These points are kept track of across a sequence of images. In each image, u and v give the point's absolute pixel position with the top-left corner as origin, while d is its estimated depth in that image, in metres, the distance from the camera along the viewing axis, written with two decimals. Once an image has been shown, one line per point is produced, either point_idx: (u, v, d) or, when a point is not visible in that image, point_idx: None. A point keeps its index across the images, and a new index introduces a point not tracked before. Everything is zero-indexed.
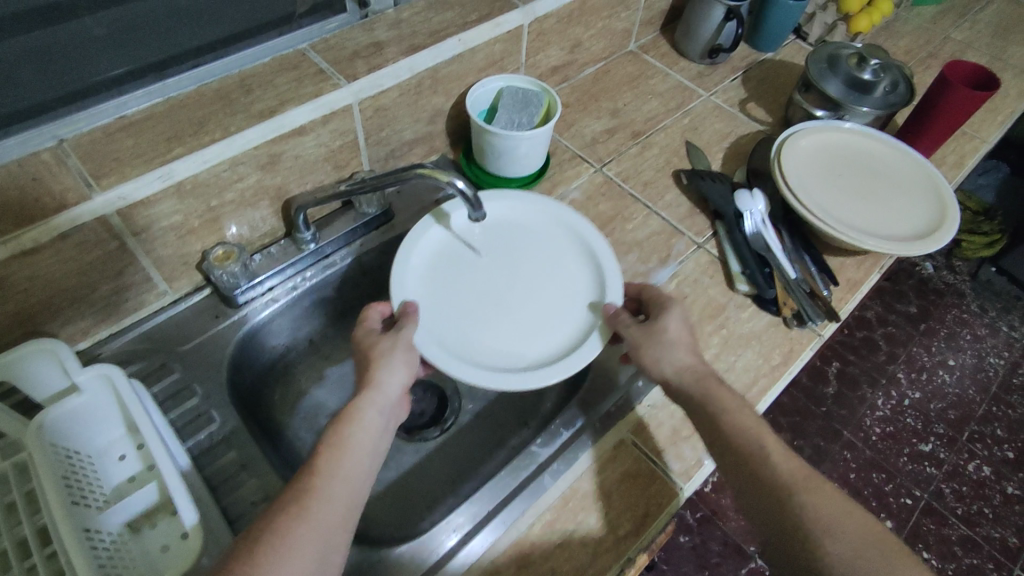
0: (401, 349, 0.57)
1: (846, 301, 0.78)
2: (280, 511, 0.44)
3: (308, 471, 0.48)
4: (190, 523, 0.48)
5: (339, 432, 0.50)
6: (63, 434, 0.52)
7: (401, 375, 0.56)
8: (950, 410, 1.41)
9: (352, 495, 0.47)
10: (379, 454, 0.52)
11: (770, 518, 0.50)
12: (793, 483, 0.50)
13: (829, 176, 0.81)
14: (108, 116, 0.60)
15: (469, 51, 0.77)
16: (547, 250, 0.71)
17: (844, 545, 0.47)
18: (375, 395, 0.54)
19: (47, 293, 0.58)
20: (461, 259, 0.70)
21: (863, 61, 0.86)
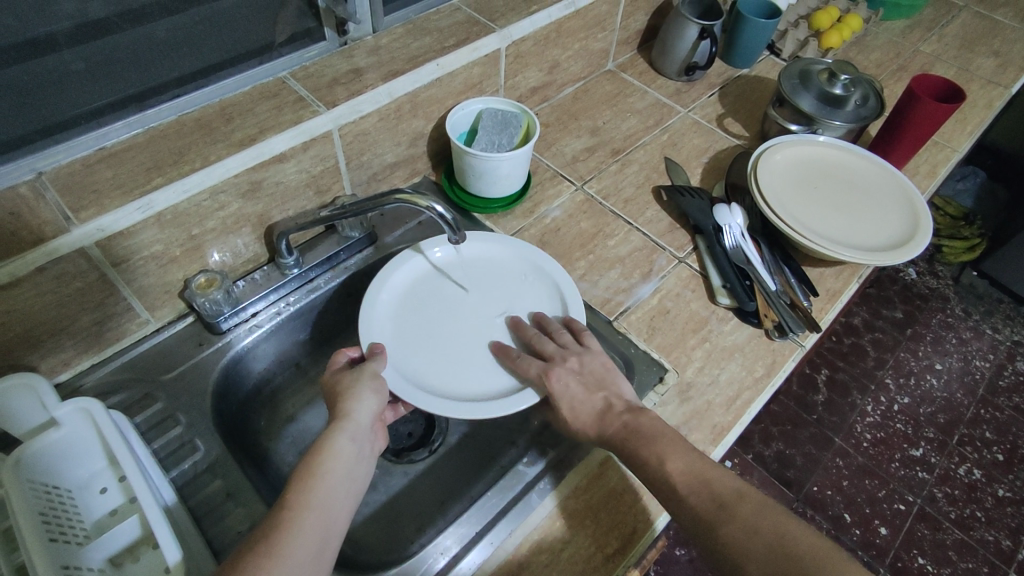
0: (367, 379, 0.58)
1: (827, 311, 0.79)
2: (253, 545, 0.44)
3: (282, 504, 0.47)
4: (173, 561, 0.47)
5: (313, 463, 0.51)
6: (42, 470, 0.52)
7: (371, 401, 0.57)
8: (939, 413, 1.42)
9: (325, 526, 0.47)
10: (355, 482, 0.52)
11: (704, 552, 0.51)
12: (708, 515, 0.50)
13: (804, 190, 0.83)
14: (87, 148, 0.61)
15: (448, 75, 0.78)
16: (517, 288, 0.74)
17: (762, 561, 0.46)
18: (347, 424, 0.54)
19: (27, 326, 0.58)
20: (433, 296, 0.72)
21: (834, 76, 0.87)
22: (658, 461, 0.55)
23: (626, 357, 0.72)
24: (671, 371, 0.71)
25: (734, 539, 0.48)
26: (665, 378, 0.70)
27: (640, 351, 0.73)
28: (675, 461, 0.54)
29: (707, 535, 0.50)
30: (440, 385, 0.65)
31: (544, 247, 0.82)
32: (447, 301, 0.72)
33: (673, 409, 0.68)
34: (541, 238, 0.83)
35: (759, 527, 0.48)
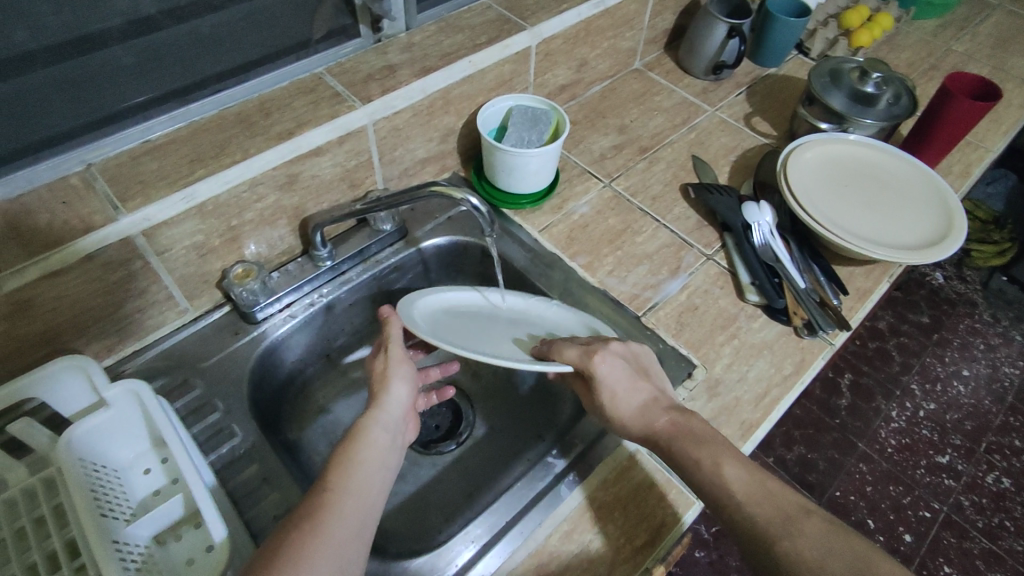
0: (397, 368, 0.59)
1: (857, 310, 0.78)
2: (295, 527, 0.45)
3: (322, 488, 0.49)
4: (219, 537, 0.49)
5: (350, 448, 0.52)
6: (89, 450, 0.54)
7: (403, 392, 0.59)
8: (966, 421, 1.40)
9: (364, 509, 0.48)
10: (390, 469, 0.53)
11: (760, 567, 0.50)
12: (772, 529, 0.49)
13: (837, 188, 0.82)
14: (132, 142, 0.62)
15: (479, 72, 0.79)
16: (551, 315, 0.72)
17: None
18: (381, 413, 0.56)
19: (74, 312, 0.60)
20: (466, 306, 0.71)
21: (865, 74, 0.87)
22: (688, 451, 0.55)
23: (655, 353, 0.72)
24: (699, 367, 0.71)
25: (799, 553, 0.48)
26: (694, 374, 0.71)
27: (669, 347, 0.73)
28: (706, 452, 0.55)
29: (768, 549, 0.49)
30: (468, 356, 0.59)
31: (572, 243, 0.83)
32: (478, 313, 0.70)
33: (701, 405, 0.68)
34: (570, 234, 0.84)
35: (828, 545, 0.48)
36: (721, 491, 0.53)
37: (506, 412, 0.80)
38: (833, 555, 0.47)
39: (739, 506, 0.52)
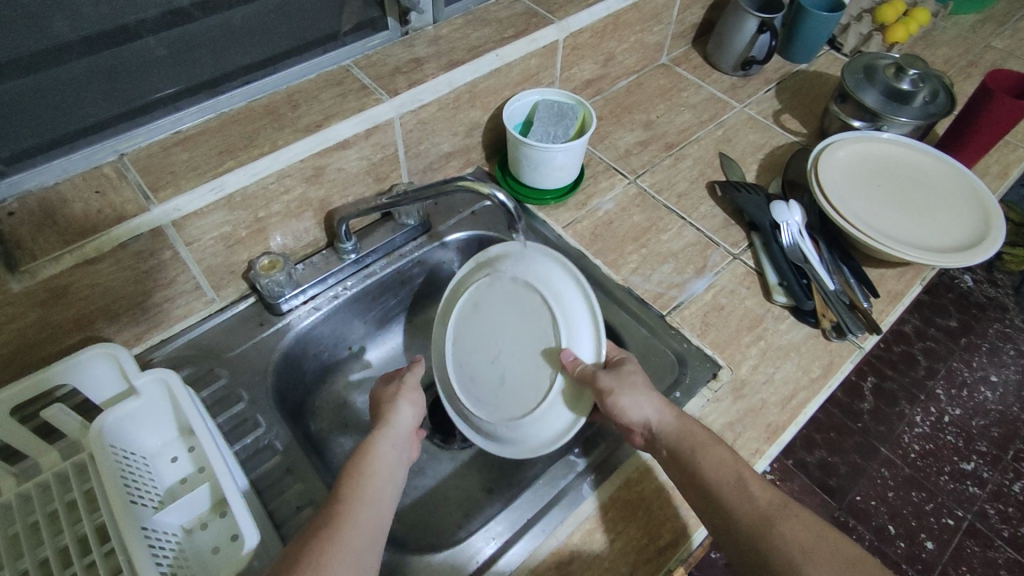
0: (405, 392, 0.60)
1: (888, 314, 0.76)
2: (313, 535, 0.45)
3: (335, 497, 0.49)
4: (249, 546, 0.48)
5: (361, 461, 0.52)
6: (120, 437, 0.55)
7: (410, 412, 0.59)
8: (993, 427, 1.35)
9: (378, 518, 0.48)
10: (400, 482, 0.53)
11: (763, 558, 0.48)
12: (768, 511, 0.50)
13: (870, 188, 0.80)
14: (164, 132, 0.63)
15: (506, 66, 0.79)
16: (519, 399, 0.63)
17: (826, 567, 0.45)
18: (389, 430, 0.56)
19: (107, 299, 0.61)
20: (457, 339, 0.68)
21: (901, 71, 0.84)
22: (702, 448, 0.55)
23: (679, 353, 0.71)
24: (725, 368, 0.70)
25: (794, 539, 0.48)
26: (719, 375, 0.70)
27: (693, 347, 0.72)
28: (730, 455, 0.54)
29: (762, 533, 0.49)
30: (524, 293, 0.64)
31: (597, 240, 0.82)
32: (466, 344, 0.67)
33: (726, 406, 0.68)
34: (594, 230, 0.83)
35: (821, 534, 0.48)
36: (734, 486, 0.52)
37: None
38: (823, 549, 0.47)
39: (745, 488, 0.52)
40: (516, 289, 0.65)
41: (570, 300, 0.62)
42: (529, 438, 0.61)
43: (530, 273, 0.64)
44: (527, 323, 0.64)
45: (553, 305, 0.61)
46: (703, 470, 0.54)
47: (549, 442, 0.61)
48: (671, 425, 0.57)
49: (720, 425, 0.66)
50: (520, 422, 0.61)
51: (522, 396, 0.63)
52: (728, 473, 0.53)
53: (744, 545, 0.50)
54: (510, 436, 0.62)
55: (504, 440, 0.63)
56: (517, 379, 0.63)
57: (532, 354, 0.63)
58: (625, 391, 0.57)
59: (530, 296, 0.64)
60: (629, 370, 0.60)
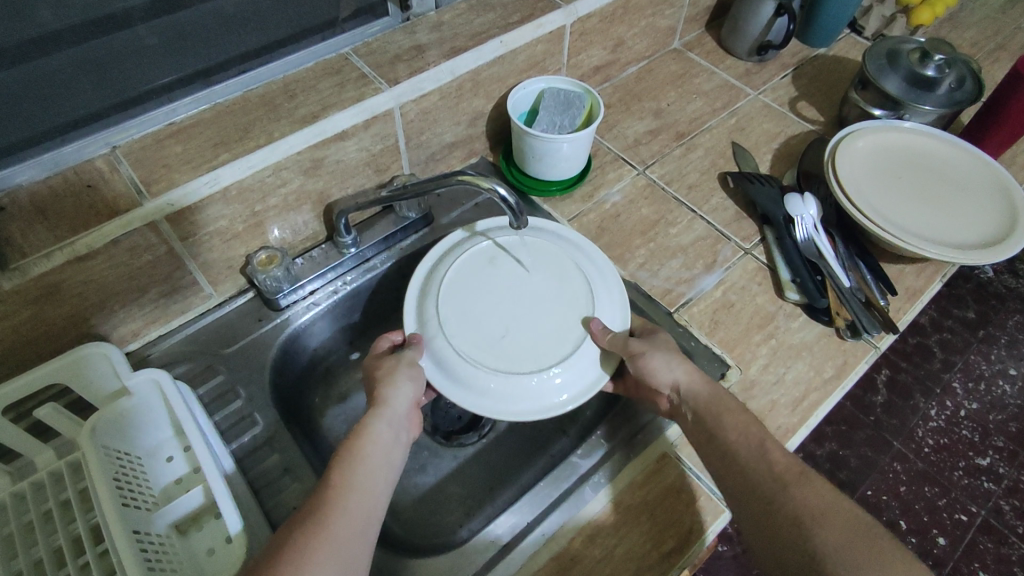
0: (404, 366, 0.56)
1: (905, 312, 0.74)
2: (298, 527, 0.44)
3: (326, 485, 0.47)
4: (235, 529, 0.48)
5: (353, 446, 0.50)
6: (114, 436, 0.54)
7: (408, 388, 0.56)
8: (1011, 422, 1.29)
9: (369, 511, 0.47)
10: (394, 466, 0.51)
11: (773, 517, 0.47)
12: (784, 475, 0.48)
13: (889, 179, 0.77)
14: (157, 124, 0.61)
15: (511, 53, 0.76)
16: (526, 354, 0.58)
17: (837, 531, 0.44)
18: (385, 409, 0.54)
19: (100, 296, 0.59)
20: (461, 279, 0.63)
21: (926, 56, 0.81)
22: (726, 414, 0.53)
23: (686, 350, 0.69)
24: (734, 368, 0.68)
25: (805, 503, 0.46)
26: (727, 375, 0.68)
27: (701, 345, 0.70)
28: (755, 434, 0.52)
29: (776, 495, 0.47)
30: (552, 258, 0.65)
31: (603, 233, 0.80)
32: (473, 287, 0.62)
33: None
34: (601, 223, 0.81)
35: (837, 502, 0.46)
36: (753, 453, 0.50)
37: None
38: (835, 515, 0.45)
39: (764, 452, 0.50)
40: (548, 254, 0.65)
41: (601, 274, 0.64)
42: (525, 395, 0.57)
43: (559, 245, 0.66)
44: (548, 282, 0.63)
45: (584, 270, 0.64)
46: (723, 434, 0.53)
47: (551, 405, 0.57)
48: (702, 385, 0.56)
49: None
50: (538, 372, 0.57)
51: (529, 352, 0.58)
52: (752, 438, 0.51)
53: (755, 504, 0.48)
54: (504, 386, 0.56)
55: (491, 390, 0.56)
56: (530, 332, 0.59)
57: (548, 314, 0.60)
58: (656, 352, 0.58)
59: (560, 261, 0.64)
60: (659, 336, 0.61)
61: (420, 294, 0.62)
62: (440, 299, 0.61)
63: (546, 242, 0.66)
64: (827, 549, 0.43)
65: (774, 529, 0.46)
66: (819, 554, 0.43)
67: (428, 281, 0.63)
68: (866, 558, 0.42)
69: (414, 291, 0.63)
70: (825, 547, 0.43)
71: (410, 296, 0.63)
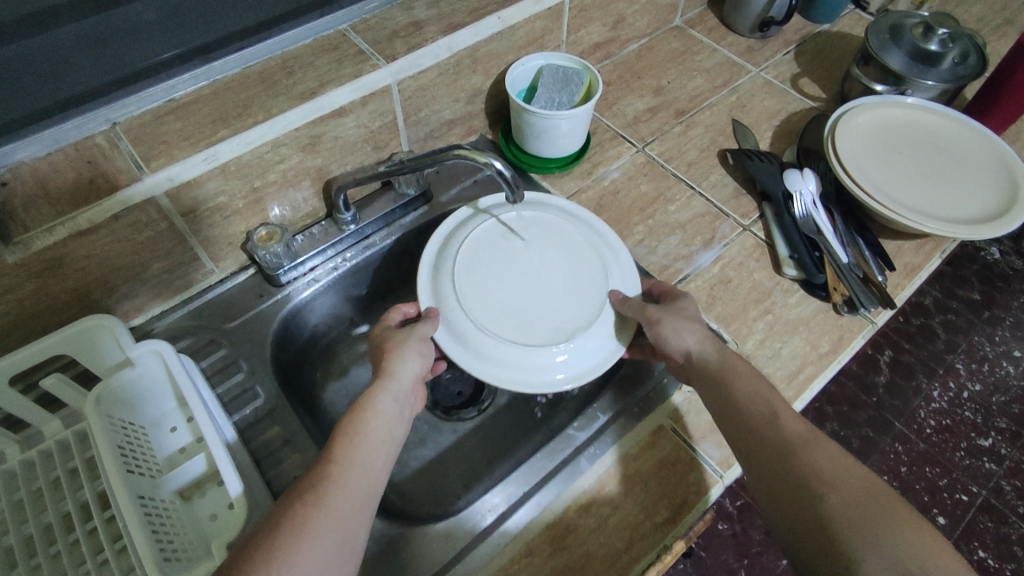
0: (415, 340, 0.56)
1: (903, 288, 0.74)
2: (297, 499, 0.43)
3: (327, 458, 0.47)
4: (236, 493, 0.49)
5: (357, 420, 0.50)
6: (119, 406, 0.55)
7: (416, 364, 0.56)
8: (1015, 404, 1.28)
9: (370, 483, 0.47)
10: (396, 441, 0.52)
11: (780, 479, 0.46)
12: (795, 441, 0.47)
13: (895, 155, 0.77)
14: (155, 100, 0.59)
15: (509, 29, 0.76)
16: (543, 326, 0.59)
17: (848, 495, 0.43)
18: (391, 382, 0.54)
19: (103, 271, 0.60)
20: (476, 250, 0.63)
21: (930, 30, 0.80)
22: (745, 383, 0.53)
23: None
24: (729, 343, 0.69)
25: (816, 466, 0.45)
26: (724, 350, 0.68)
27: None
28: (763, 403, 0.51)
29: (786, 459, 0.46)
30: (568, 230, 0.65)
31: (602, 210, 0.80)
32: (488, 259, 0.62)
33: None
34: (599, 200, 0.81)
35: (848, 466, 0.45)
36: (765, 419, 0.50)
37: None
38: (846, 479, 0.44)
39: (776, 418, 0.49)
40: (565, 231, 0.65)
41: (614, 247, 0.65)
42: (537, 366, 0.57)
43: (573, 219, 0.67)
44: (563, 253, 0.63)
45: (599, 244, 0.65)
46: (736, 401, 0.52)
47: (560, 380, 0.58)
48: (712, 354, 0.56)
49: None
50: (554, 344, 0.57)
51: (545, 324, 0.59)
52: (764, 406, 0.51)
53: (764, 469, 0.48)
54: (516, 358, 0.57)
55: (505, 362, 0.57)
56: (546, 304, 0.60)
57: (563, 290, 0.61)
58: (670, 320, 0.58)
59: (574, 234, 0.65)
60: (680, 302, 0.60)
61: (433, 266, 0.63)
62: (455, 269, 0.61)
63: (563, 219, 0.66)
64: (834, 509, 0.42)
65: (782, 491, 0.46)
66: (828, 517, 0.42)
67: (442, 252, 0.64)
68: (873, 519, 0.41)
69: (428, 262, 0.64)
70: (835, 509, 0.42)
71: (424, 267, 0.63)
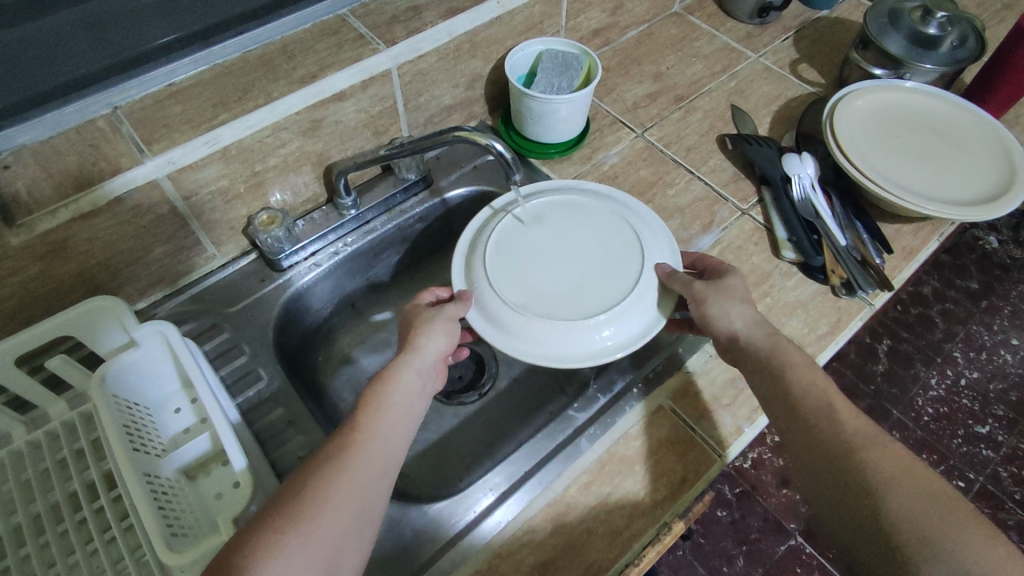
0: (443, 320, 0.57)
1: (901, 270, 0.74)
2: (324, 464, 0.44)
3: (353, 426, 0.48)
4: (240, 469, 0.49)
5: (382, 390, 0.51)
6: (122, 387, 0.56)
7: (441, 342, 0.56)
8: (1011, 391, 1.29)
9: (391, 452, 0.48)
10: (416, 415, 0.52)
11: (839, 482, 0.46)
12: (856, 440, 0.46)
13: (910, 139, 0.77)
14: (156, 85, 0.60)
15: (508, 14, 0.76)
16: (580, 303, 0.58)
17: (911, 502, 0.42)
18: (414, 357, 0.54)
19: (106, 254, 0.61)
20: (509, 235, 0.64)
21: (928, 14, 0.80)
22: (793, 364, 0.52)
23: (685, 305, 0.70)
24: None
25: (878, 469, 0.44)
26: None
27: None
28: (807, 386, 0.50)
29: (846, 461, 0.46)
30: (601, 212, 0.66)
31: None
32: (520, 240, 0.63)
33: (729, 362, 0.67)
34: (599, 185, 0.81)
35: (913, 468, 0.44)
36: (809, 409, 0.49)
37: (528, 363, 0.80)
38: (909, 481, 0.43)
39: (833, 414, 0.48)
40: (599, 213, 0.66)
41: (650, 225, 0.66)
42: (576, 343, 0.57)
43: (607, 200, 0.67)
44: (596, 235, 0.64)
45: (633, 222, 0.65)
46: (789, 392, 0.51)
47: (594, 354, 0.57)
48: (762, 339, 0.54)
49: (722, 381, 0.66)
50: (591, 319, 0.57)
51: (581, 301, 0.59)
52: (818, 399, 0.49)
53: (821, 466, 0.47)
54: (548, 332, 0.57)
55: (540, 339, 0.57)
56: (581, 283, 0.60)
57: (596, 268, 0.61)
58: (717, 299, 0.57)
59: (607, 215, 0.65)
60: (727, 280, 0.59)
61: (468, 250, 0.64)
62: (488, 253, 0.62)
63: (598, 203, 0.67)
64: (898, 518, 0.42)
65: (840, 494, 0.45)
66: (892, 523, 0.42)
67: (476, 239, 0.65)
68: (940, 530, 0.40)
69: (462, 249, 0.65)
70: (899, 516, 0.42)
71: (458, 254, 0.65)
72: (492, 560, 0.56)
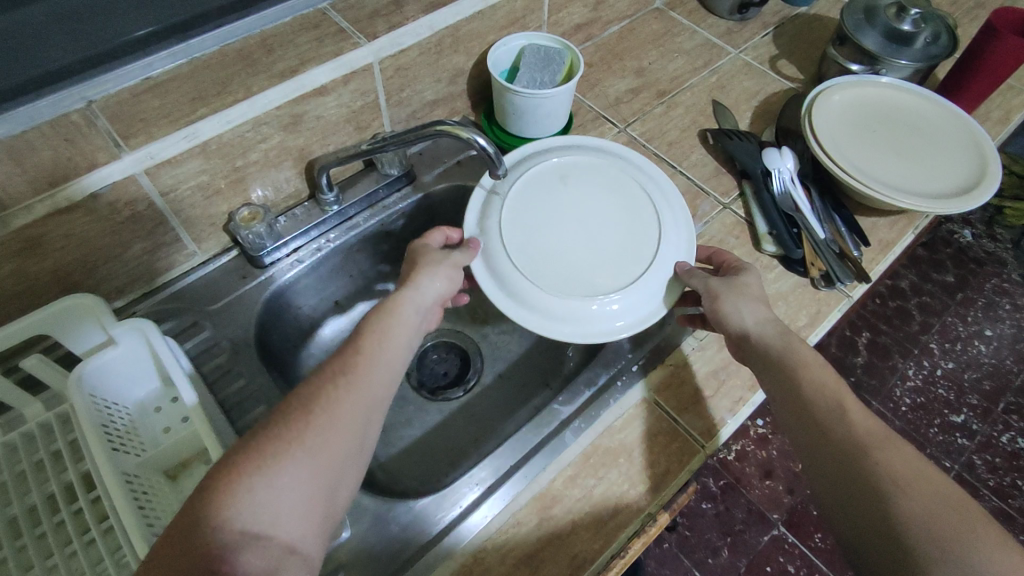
0: (447, 265, 0.56)
1: (878, 263, 0.75)
2: (325, 385, 0.43)
3: (354, 350, 0.47)
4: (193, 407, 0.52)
5: (383, 320, 0.49)
6: (100, 386, 0.55)
7: (442, 284, 0.56)
8: (984, 380, 1.32)
9: (390, 379, 0.47)
10: (412, 350, 0.51)
11: (845, 480, 0.44)
12: (867, 440, 0.45)
13: (897, 130, 0.79)
14: (134, 79, 0.57)
15: (490, 8, 0.76)
16: (594, 278, 0.59)
17: (924, 506, 0.40)
18: (414, 293, 0.53)
19: (82, 252, 0.60)
20: (529, 198, 0.64)
21: (902, 10, 0.81)
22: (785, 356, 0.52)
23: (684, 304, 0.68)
24: None
25: (887, 467, 0.43)
26: None
27: None
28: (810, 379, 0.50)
29: (857, 459, 0.44)
30: (626, 186, 0.66)
31: None
32: (539, 205, 0.63)
33: (711, 355, 0.68)
34: None
35: (927, 471, 0.42)
36: (803, 403, 0.49)
37: (513, 358, 0.80)
38: (920, 483, 0.41)
39: (844, 415, 0.47)
40: (623, 188, 0.66)
41: (671, 200, 0.66)
42: (585, 317, 0.58)
43: (631, 174, 0.67)
44: (617, 210, 0.64)
45: (653, 201, 0.65)
46: (799, 388, 0.50)
47: (599, 330, 0.58)
48: (774, 335, 0.54)
49: (704, 373, 0.67)
50: (602, 296, 0.58)
51: (593, 276, 0.59)
52: (829, 396, 0.49)
53: (828, 466, 0.46)
54: (555, 303, 0.57)
55: (549, 311, 0.58)
56: (596, 258, 0.61)
57: (613, 244, 0.62)
58: (730, 297, 0.58)
59: (629, 190, 0.65)
60: (743, 279, 0.59)
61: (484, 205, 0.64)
62: (505, 213, 0.62)
63: (620, 176, 0.66)
64: (908, 518, 0.40)
65: (846, 492, 0.44)
66: (903, 524, 0.40)
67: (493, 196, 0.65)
68: (950, 535, 0.39)
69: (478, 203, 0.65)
70: (908, 516, 0.40)
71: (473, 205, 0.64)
72: (477, 553, 0.56)
